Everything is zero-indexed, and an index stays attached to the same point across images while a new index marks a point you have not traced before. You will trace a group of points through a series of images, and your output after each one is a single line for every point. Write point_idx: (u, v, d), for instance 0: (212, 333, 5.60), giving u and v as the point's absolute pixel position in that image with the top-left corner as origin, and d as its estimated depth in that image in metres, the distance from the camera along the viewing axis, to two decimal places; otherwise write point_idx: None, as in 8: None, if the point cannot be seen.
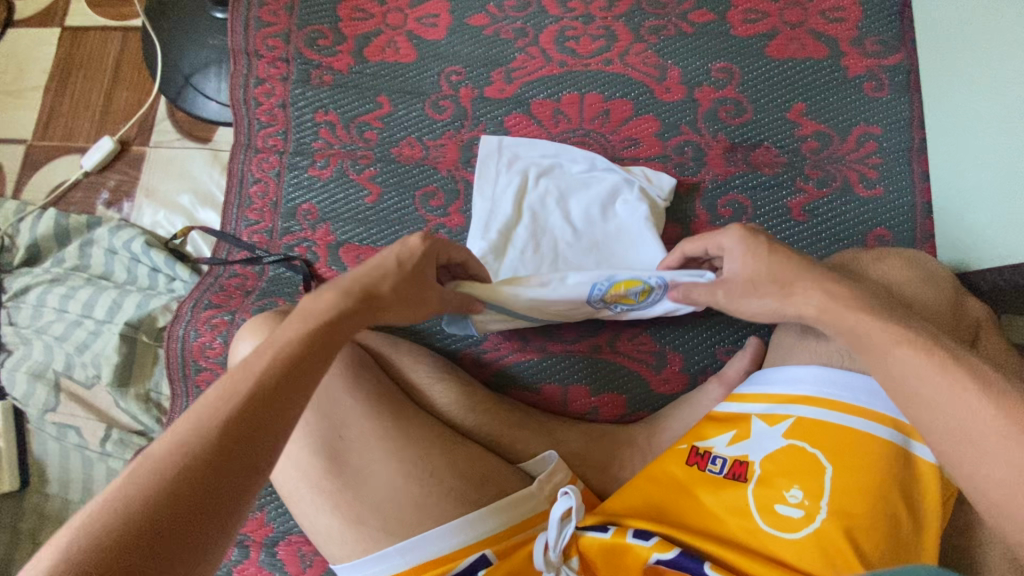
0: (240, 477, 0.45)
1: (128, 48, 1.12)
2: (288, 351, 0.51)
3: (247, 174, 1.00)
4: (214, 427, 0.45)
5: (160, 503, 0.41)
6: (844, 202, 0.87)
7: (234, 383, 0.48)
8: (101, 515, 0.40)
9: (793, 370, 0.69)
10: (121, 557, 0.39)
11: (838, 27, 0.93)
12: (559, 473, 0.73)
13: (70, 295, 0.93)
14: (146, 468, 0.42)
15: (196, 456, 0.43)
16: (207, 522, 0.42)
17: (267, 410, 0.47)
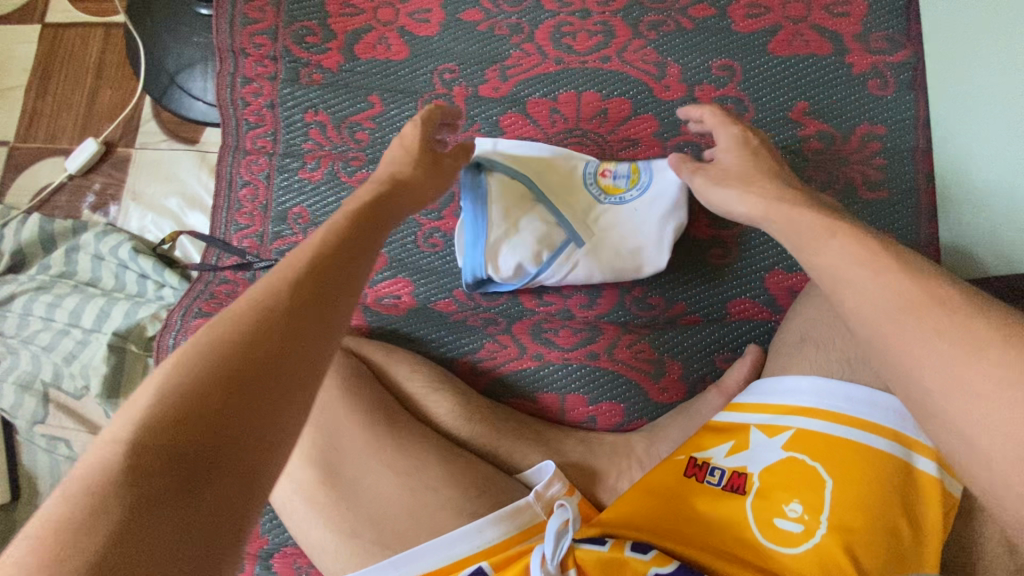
0: (318, 328, 0.46)
1: (110, 45, 1.08)
2: (335, 233, 0.55)
3: (235, 177, 0.97)
4: (286, 283, 0.47)
5: (249, 345, 0.42)
6: (846, 205, 0.86)
7: (280, 277, 0.48)
8: (169, 391, 0.39)
9: (792, 381, 0.68)
10: (221, 391, 0.40)
11: (842, 22, 0.90)
12: (555, 483, 0.71)
13: (56, 303, 0.91)
14: (206, 347, 0.42)
15: (274, 307, 0.45)
16: (295, 365, 0.44)
17: (320, 297, 0.48)
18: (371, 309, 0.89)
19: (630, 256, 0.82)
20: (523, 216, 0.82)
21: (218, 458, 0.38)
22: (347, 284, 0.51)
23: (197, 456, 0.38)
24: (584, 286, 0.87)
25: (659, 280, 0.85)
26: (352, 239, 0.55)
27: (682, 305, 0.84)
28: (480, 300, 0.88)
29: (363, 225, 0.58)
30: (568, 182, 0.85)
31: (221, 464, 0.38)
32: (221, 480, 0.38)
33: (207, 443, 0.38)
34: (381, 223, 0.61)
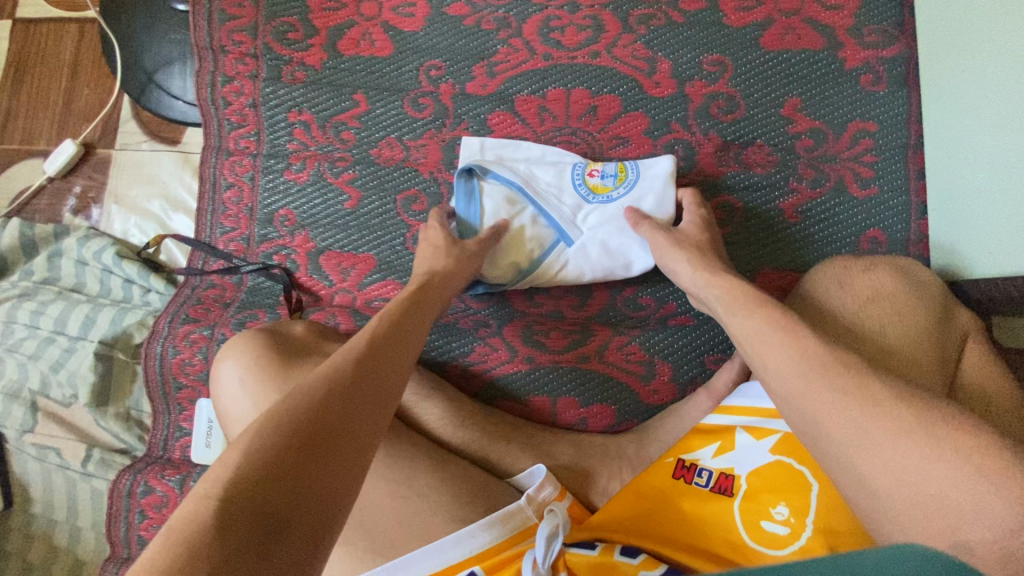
0: (375, 408, 0.54)
1: (86, 42, 1.05)
2: (387, 323, 0.63)
3: (219, 179, 0.95)
4: (349, 366, 0.55)
5: (321, 415, 0.49)
6: (836, 203, 0.85)
7: (342, 358, 0.56)
8: (252, 452, 0.45)
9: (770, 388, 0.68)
10: (299, 455, 0.46)
11: (834, 15, 0.89)
12: (546, 486, 0.72)
13: (41, 310, 0.90)
14: (284, 416, 0.48)
15: (341, 386, 0.53)
16: (358, 439, 0.50)
17: (377, 379, 0.56)
18: (361, 312, 0.89)
19: (618, 255, 0.81)
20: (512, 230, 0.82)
21: (292, 518, 0.43)
22: (395, 368, 0.59)
23: (276, 512, 0.42)
24: (574, 287, 0.86)
25: (650, 280, 0.85)
26: (399, 326, 0.64)
27: (672, 305, 0.84)
28: (471, 301, 0.87)
29: (405, 311, 0.67)
30: (556, 181, 0.83)
31: (293, 526, 0.43)
32: (295, 538, 0.42)
33: (284, 504, 0.43)
34: (421, 305, 0.70)
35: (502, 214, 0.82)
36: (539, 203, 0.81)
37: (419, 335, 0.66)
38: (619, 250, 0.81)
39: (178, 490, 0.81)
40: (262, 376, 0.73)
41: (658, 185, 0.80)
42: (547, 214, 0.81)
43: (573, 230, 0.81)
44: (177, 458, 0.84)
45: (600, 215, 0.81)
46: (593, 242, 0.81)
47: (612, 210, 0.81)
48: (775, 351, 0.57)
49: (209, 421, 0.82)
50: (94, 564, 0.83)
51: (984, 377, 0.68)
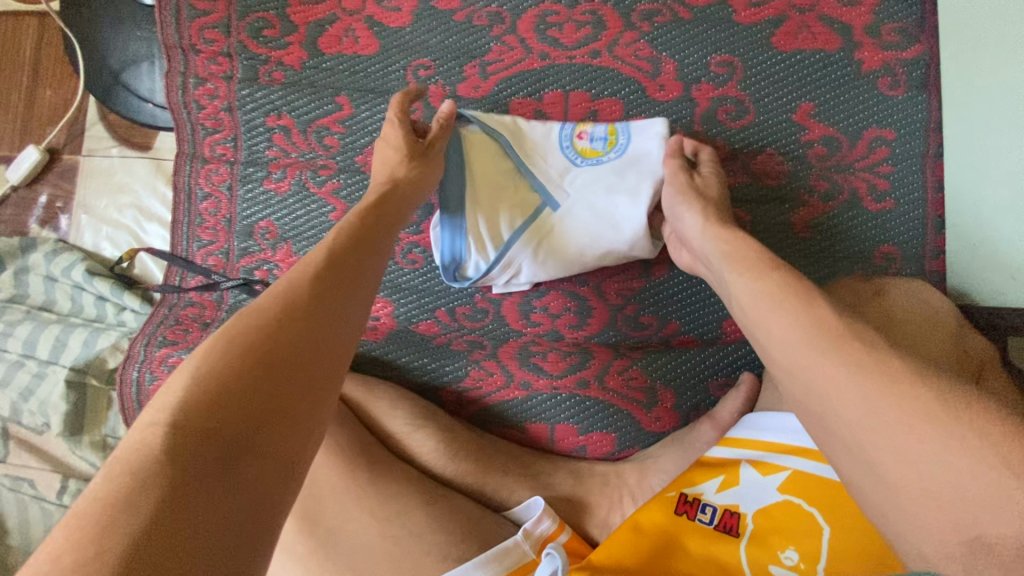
0: (334, 320, 0.51)
1: (46, 37, 0.97)
2: (343, 236, 0.59)
3: (195, 188, 0.89)
4: (302, 281, 0.52)
5: (274, 331, 0.46)
6: (849, 216, 0.81)
7: (296, 277, 0.52)
8: (203, 375, 0.42)
9: (783, 419, 0.65)
10: (257, 371, 0.43)
11: (852, 12, 0.82)
12: (545, 519, 0.68)
13: (8, 332, 0.85)
14: (234, 338, 0.45)
15: (295, 300, 0.49)
16: (321, 350, 0.48)
17: (336, 295, 0.52)
18: None
19: (605, 221, 0.75)
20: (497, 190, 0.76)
21: (256, 437, 0.41)
22: (356, 287, 0.55)
23: (238, 429, 0.40)
24: (574, 305, 0.81)
25: (652, 298, 0.80)
26: (361, 243, 0.60)
27: (676, 325, 0.80)
28: (464, 321, 0.82)
29: (368, 228, 0.63)
30: (545, 143, 0.77)
31: (257, 445, 0.41)
32: (264, 455, 0.41)
33: (247, 423, 0.41)
34: (385, 224, 0.66)
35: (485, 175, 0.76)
36: (525, 164, 0.76)
37: (380, 251, 0.62)
38: (606, 217, 0.75)
39: None
40: None
41: (651, 149, 0.75)
42: (532, 177, 0.76)
43: (559, 193, 0.76)
44: None
45: (588, 178, 0.75)
46: (579, 207, 0.75)
47: (600, 173, 0.75)
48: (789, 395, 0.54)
49: None
50: None
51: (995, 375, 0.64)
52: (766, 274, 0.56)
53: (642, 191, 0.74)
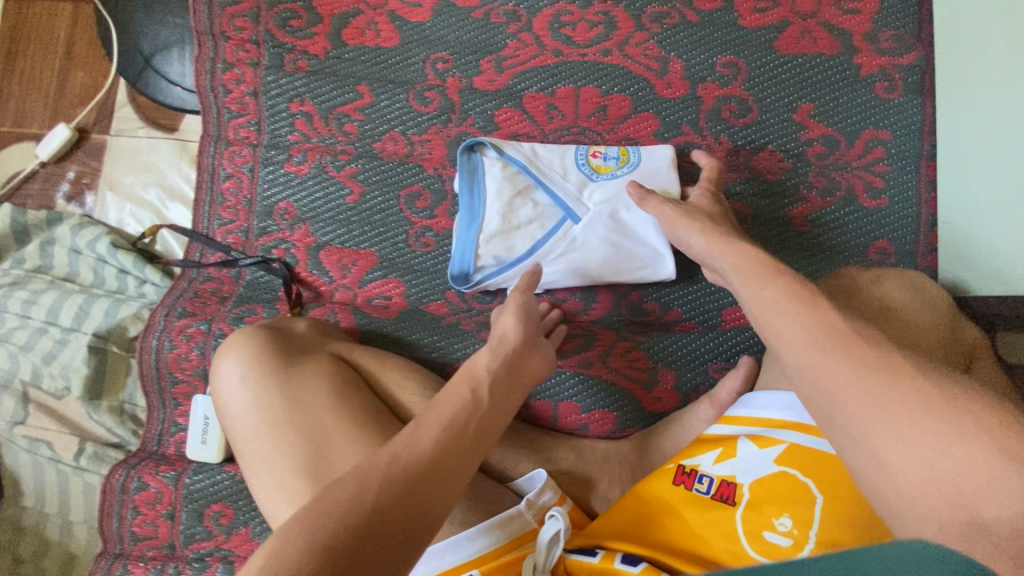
0: (430, 505, 0.47)
1: (80, 22, 1.02)
2: (478, 386, 0.57)
3: (218, 168, 0.93)
4: (420, 446, 0.50)
5: (367, 511, 0.44)
6: (847, 212, 0.84)
7: (352, 484, 0.45)
8: (290, 553, 0.41)
9: (769, 395, 0.68)
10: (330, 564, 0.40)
11: (851, 20, 0.87)
12: (547, 491, 0.70)
13: (33, 299, 0.88)
14: (335, 511, 0.43)
15: (398, 472, 0.47)
16: (402, 547, 0.44)
17: (440, 473, 0.49)
18: (361, 310, 0.88)
19: (621, 234, 0.79)
20: (518, 213, 0.80)
21: None
22: (464, 460, 0.51)
23: None
24: (579, 290, 0.85)
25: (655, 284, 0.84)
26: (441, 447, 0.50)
27: (677, 312, 0.83)
28: (474, 303, 0.86)
29: (494, 373, 0.60)
30: (560, 161, 0.81)
31: None
32: None
33: None
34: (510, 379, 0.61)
35: (505, 193, 0.80)
36: (543, 180, 0.80)
37: (508, 406, 0.59)
38: (621, 228, 0.78)
39: (173, 488, 0.80)
40: (264, 375, 0.71)
41: (661, 166, 0.81)
42: (551, 193, 0.79)
43: (579, 207, 0.79)
44: (171, 454, 0.82)
45: (605, 192, 0.79)
46: (600, 218, 0.78)
47: (617, 186, 0.79)
48: (779, 339, 0.54)
49: (206, 417, 0.80)
50: (87, 557, 0.83)
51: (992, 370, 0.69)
52: (769, 282, 0.56)
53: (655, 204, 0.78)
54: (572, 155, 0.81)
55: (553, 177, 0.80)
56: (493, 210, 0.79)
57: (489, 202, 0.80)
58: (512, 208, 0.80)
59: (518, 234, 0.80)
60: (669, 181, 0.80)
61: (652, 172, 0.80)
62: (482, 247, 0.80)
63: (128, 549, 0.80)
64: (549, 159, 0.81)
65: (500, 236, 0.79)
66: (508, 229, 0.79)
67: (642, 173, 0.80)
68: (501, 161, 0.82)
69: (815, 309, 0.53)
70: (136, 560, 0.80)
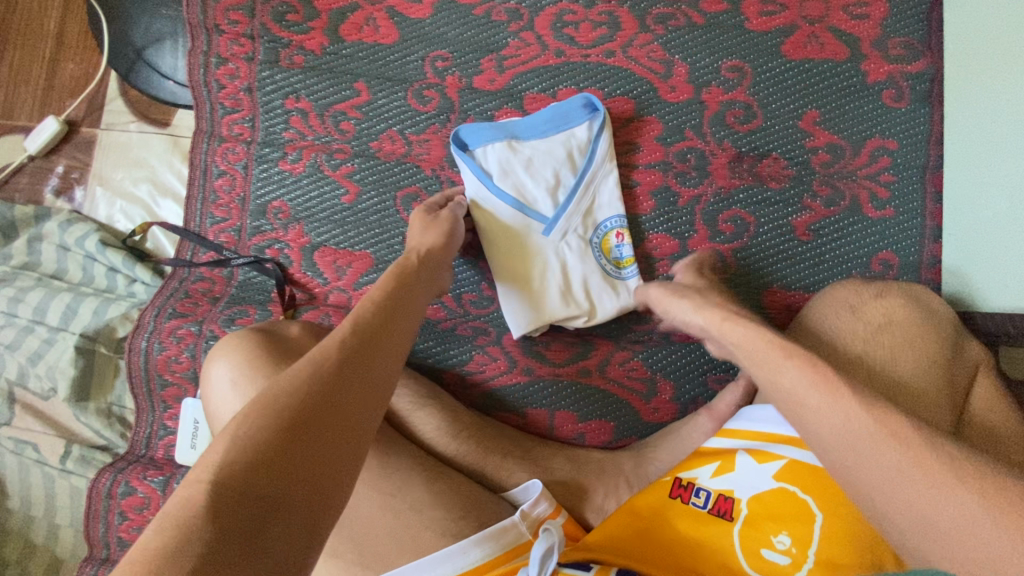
0: (368, 384, 0.50)
1: (71, 12, 0.99)
2: (388, 293, 0.60)
3: (210, 166, 0.91)
4: (348, 334, 0.52)
5: (310, 390, 0.46)
6: (850, 222, 0.83)
7: (277, 401, 0.45)
8: (241, 437, 0.42)
9: (763, 410, 0.67)
10: (284, 436, 0.43)
11: (860, 25, 0.85)
12: (541, 502, 0.69)
13: (19, 297, 0.86)
14: (275, 396, 0.45)
15: (332, 358, 0.49)
16: (350, 418, 0.47)
17: (374, 362, 0.51)
18: None
19: (561, 273, 0.80)
20: (536, 173, 0.81)
21: (284, 498, 0.40)
22: (391, 349, 0.54)
23: (268, 496, 0.40)
24: None
25: None
26: (355, 356, 0.50)
27: None
28: (470, 307, 0.84)
29: (403, 283, 0.63)
30: (604, 197, 0.83)
31: (285, 508, 0.40)
32: (288, 520, 0.40)
33: (274, 487, 0.40)
34: (420, 286, 0.65)
35: (555, 152, 0.82)
36: (580, 185, 0.82)
37: (419, 308, 0.63)
38: (565, 281, 0.80)
39: (161, 492, 0.78)
40: (255, 380, 0.70)
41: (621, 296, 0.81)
42: (567, 194, 0.81)
43: (561, 218, 0.80)
44: (160, 457, 0.81)
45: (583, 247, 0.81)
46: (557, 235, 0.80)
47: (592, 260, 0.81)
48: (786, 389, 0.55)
49: (196, 420, 0.78)
50: (73, 562, 0.81)
51: (991, 405, 0.68)
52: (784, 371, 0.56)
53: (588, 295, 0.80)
54: (612, 203, 0.83)
55: (585, 192, 0.82)
56: (540, 144, 0.82)
57: (538, 142, 0.82)
58: (536, 167, 0.81)
59: (513, 181, 0.81)
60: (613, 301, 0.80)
61: (622, 291, 0.81)
62: (499, 144, 0.81)
63: (114, 555, 0.79)
64: (600, 179, 0.83)
65: (510, 157, 0.81)
66: (519, 163, 0.81)
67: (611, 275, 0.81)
68: (586, 141, 0.83)
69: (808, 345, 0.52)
70: None
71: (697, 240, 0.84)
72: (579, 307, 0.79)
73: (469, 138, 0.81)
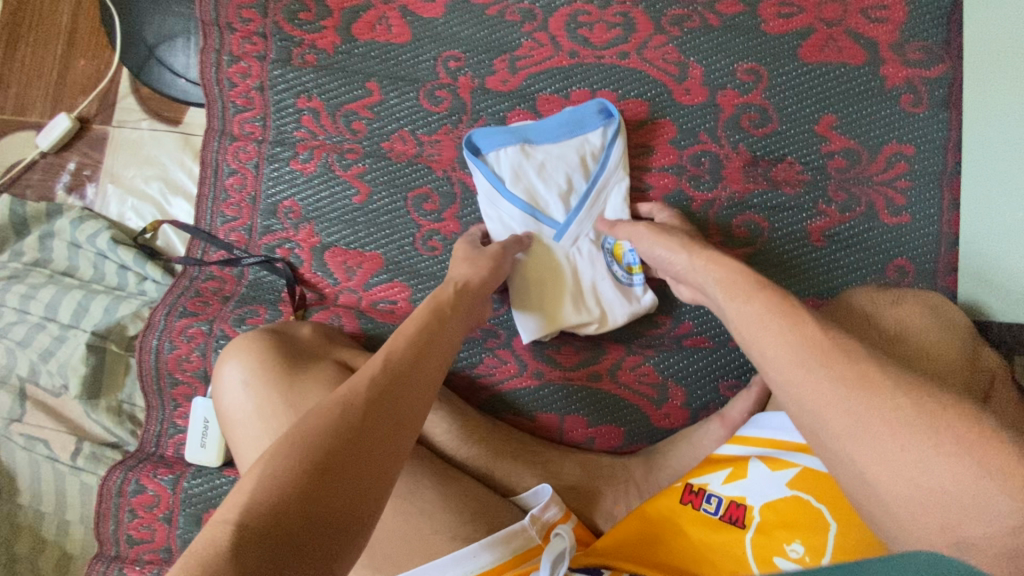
0: (396, 423, 0.49)
1: (83, 9, 0.99)
2: (423, 325, 0.60)
3: (221, 164, 0.90)
4: (379, 370, 0.52)
5: (338, 429, 0.46)
6: (866, 228, 0.82)
7: (303, 443, 0.44)
8: (269, 476, 0.42)
9: (774, 416, 0.67)
10: (309, 476, 0.42)
11: (878, 28, 0.84)
12: (551, 507, 0.69)
13: (31, 294, 0.86)
14: (304, 435, 0.45)
15: (361, 396, 0.49)
16: (376, 459, 0.46)
17: (403, 400, 0.51)
18: (366, 314, 0.86)
19: (571, 281, 0.79)
20: (547, 179, 0.81)
21: (306, 543, 0.40)
22: (422, 385, 0.53)
23: (290, 540, 0.39)
24: None
25: (666, 296, 0.82)
26: (384, 397, 0.50)
27: (688, 325, 0.81)
28: None
29: (438, 314, 0.62)
30: (616, 202, 0.81)
31: (305, 553, 0.40)
32: (306, 564, 0.39)
33: (296, 532, 0.40)
34: (455, 315, 0.64)
35: (568, 157, 0.81)
36: (592, 191, 0.80)
37: (454, 341, 0.62)
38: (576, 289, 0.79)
39: (171, 491, 0.79)
40: (266, 382, 0.70)
41: (633, 305, 0.79)
42: (579, 201, 0.80)
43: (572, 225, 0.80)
44: (170, 456, 0.81)
45: (594, 254, 0.80)
46: (567, 242, 0.79)
47: (602, 267, 0.79)
48: (766, 361, 0.49)
49: (206, 420, 0.78)
50: (83, 558, 0.82)
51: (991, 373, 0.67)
52: (753, 295, 0.52)
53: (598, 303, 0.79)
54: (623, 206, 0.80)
55: (596, 199, 0.80)
56: (553, 150, 0.81)
57: (550, 148, 0.81)
58: (547, 173, 0.81)
59: (524, 187, 0.81)
60: (624, 310, 0.78)
61: (633, 298, 0.79)
62: (511, 150, 0.81)
63: (124, 552, 0.79)
64: (613, 184, 0.81)
65: (522, 161, 0.81)
66: (531, 169, 0.81)
67: (622, 283, 0.79)
68: (600, 147, 0.82)
69: (799, 321, 0.49)
70: (132, 563, 0.79)
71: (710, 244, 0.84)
72: (589, 315, 0.78)
73: (482, 143, 0.81)
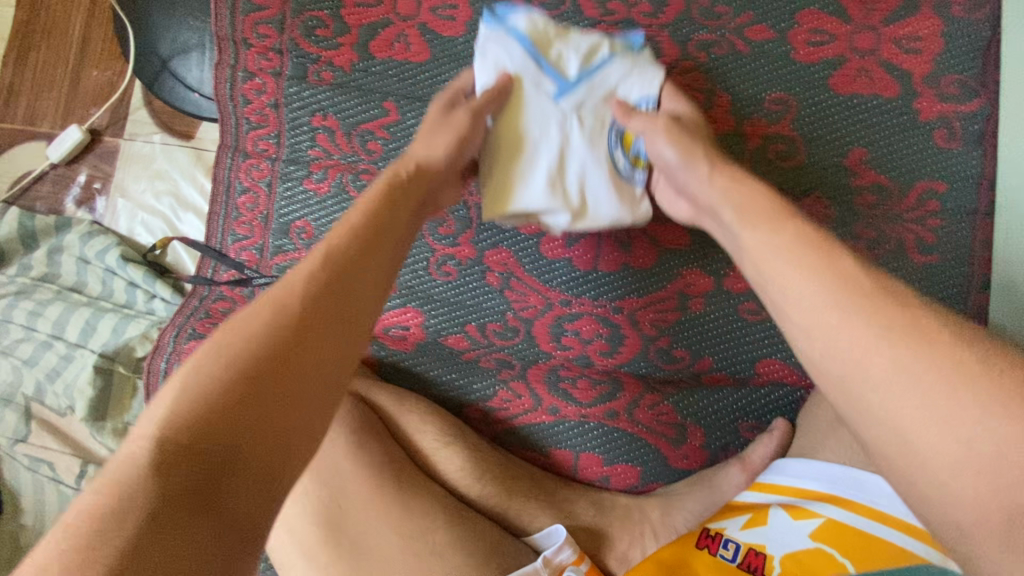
0: (329, 334, 0.47)
1: (96, 18, 0.97)
2: (368, 219, 0.55)
3: (233, 182, 0.89)
4: (309, 274, 0.49)
5: (262, 343, 0.44)
6: (893, 267, 0.80)
7: (220, 359, 0.43)
8: (190, 389, 0.42)
9: (799, 465, 0.66)
10: (231, 392, 0.42)
11: (913, 60, 0.81)
12: (565, 549, 0.67)
13: (38, 311, 0.85)
14: (227, 346, 0.44)
15: (288, 305, 0.46)
16: (307, 372, 0.45)
17: (336, 308, 0.48)
18: (378, 339, 0.84)
19: (557, 157, 0.64)
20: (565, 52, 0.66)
21: (235, 456, 0.41)
22: (361, 292, 0.51)
23: (214, 455, 0.40)
24: (605, 331, 0.80)
25: (686, 330, 0.79)
26: (314, 305, 0.47)
27: (707, 361, 0.78)
28: (494, 338, 0.81)
29: (386, 205, 0.57)
30: (638, 93, 0.67)
31: (234, 466, 0.41)
32: (239, 477, 0.41)
33: (221, 445, 0.41)
34: (408, 212, 0.59)
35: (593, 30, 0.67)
36: (613, 75, 0.66)
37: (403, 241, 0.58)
38: (562, 168, 0.64)
39: None
40: None
41: (623, 203, 0.66)
42: (595, 81, 0.65)
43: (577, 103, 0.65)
44: None
45: (595, 139, 0.65)
46: (565, 116, 0.64)
47: (599, 154, 0.65)
48: None
49: None
50: None
51: None
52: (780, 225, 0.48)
53: (585, 194, 0.65)
54: (644, 85, 0.66)
55: (615, 86, 0.66)
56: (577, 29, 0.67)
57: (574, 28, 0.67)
58: (566, 46, 0.66)
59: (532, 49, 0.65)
60: (612, 206, 0.66)
61: (627, 197, 0.66)
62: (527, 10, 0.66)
63: None
64: (640, 75, 0.67)
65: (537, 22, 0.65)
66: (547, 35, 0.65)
67: (618, 179, 0.66)
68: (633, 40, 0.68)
69: (835, 257, 0.45)
70: None
71: (732, 279, 0.78)
72: (566, 201, 0.64)
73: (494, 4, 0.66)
